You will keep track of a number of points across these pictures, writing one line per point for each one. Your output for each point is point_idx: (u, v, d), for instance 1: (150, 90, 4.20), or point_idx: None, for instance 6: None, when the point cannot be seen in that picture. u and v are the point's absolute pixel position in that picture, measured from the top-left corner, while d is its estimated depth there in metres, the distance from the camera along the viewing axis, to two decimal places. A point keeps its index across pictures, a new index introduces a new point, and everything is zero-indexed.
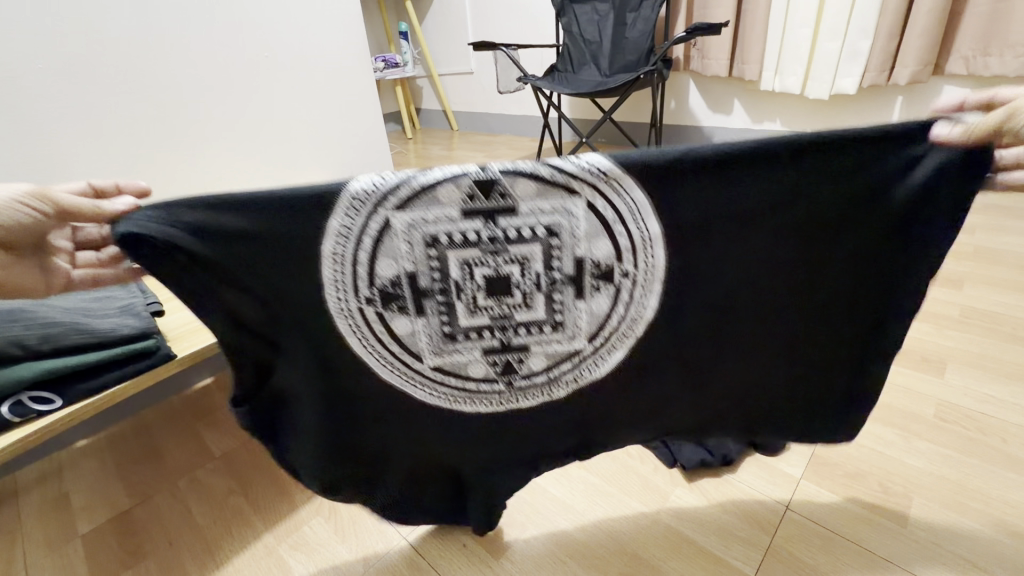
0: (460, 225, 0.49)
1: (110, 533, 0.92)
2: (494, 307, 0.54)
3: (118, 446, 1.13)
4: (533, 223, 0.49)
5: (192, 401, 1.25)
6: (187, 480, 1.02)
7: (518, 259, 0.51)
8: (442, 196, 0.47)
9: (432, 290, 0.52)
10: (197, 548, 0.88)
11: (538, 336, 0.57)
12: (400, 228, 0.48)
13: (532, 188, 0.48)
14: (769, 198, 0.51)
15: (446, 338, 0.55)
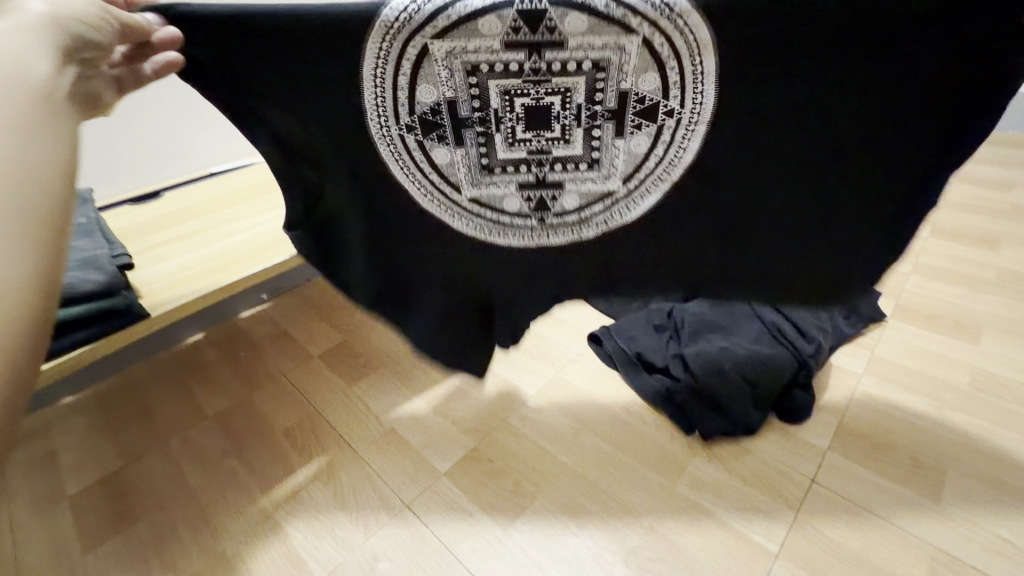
0: (502, 55, 0.52)
1: (100, 495, 0.88)
2: (532, 141, 0.58)
3: (106, 402, 1.07)
4: (579, 56, 0.52)
5: (182, 356, 1.18)
6: (179, 440, 0.97)
7: (560, 90, 0.54)
8: (485, 26, 0.50)
9: (471, 119, 0.56)
10: (191, 513, 0.84)
11: (573, 173, 0.60)
12: (440, 54, 0.52)
13: (582, 21, 0.50)
14: (803, 82, 0.54)
15: (483, 169, 0.59)
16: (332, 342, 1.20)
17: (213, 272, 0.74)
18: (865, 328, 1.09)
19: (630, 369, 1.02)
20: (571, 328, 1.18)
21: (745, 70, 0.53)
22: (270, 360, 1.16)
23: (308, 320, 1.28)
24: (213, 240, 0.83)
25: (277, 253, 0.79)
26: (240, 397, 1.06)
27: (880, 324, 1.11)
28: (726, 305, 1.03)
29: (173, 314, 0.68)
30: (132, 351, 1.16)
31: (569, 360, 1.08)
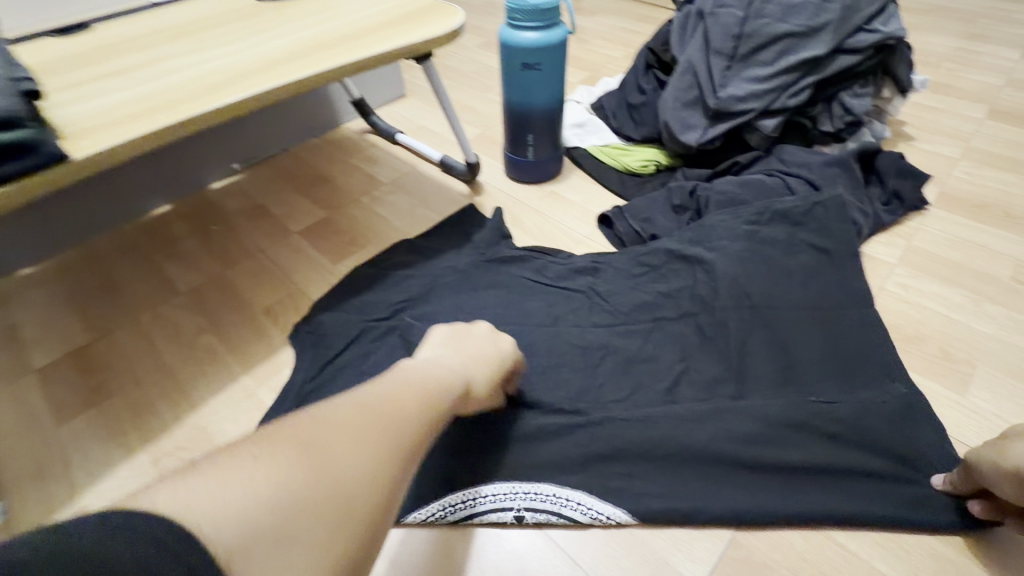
0: (499, 507, 0.63)
1: (69, 368, 0.82)
2: (514, 497, 0.63)
3: (69, 274, 0.99)
4: (553, 509, 0.62)
5: (149, 230, 1.08)
6: (150, 315, 0.90)
7: (541, 501, 0.63)
8: (487, 507, 0.63)
9: (466, 506, 0.63)
10: (167, 386, 0.79)
11: (549, 506, 0.63)
12: (447, 504, 0.63)
13: (550, 500, 0.63)
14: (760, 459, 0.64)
15: (467, 500, 0.63)
16: (313, 218, 1.09)
17: (153, 113, 0.60)
18: (907, 214, 0.98)
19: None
20: (578, 208, 1.06)
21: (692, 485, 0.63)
22: (245, 236, 1.05)
23: (285, 194, 1.15)
24: (151, 77, 0.67)
25: (230, 93, 0.64)
26: (215, 272, 0.97)
27: (922, 211, 1.00)
28: (758, 183, 0.91)
29: (103, 161, 0.55)
30: (92, 221, 1.05)
31: (574, 241, 0.98)
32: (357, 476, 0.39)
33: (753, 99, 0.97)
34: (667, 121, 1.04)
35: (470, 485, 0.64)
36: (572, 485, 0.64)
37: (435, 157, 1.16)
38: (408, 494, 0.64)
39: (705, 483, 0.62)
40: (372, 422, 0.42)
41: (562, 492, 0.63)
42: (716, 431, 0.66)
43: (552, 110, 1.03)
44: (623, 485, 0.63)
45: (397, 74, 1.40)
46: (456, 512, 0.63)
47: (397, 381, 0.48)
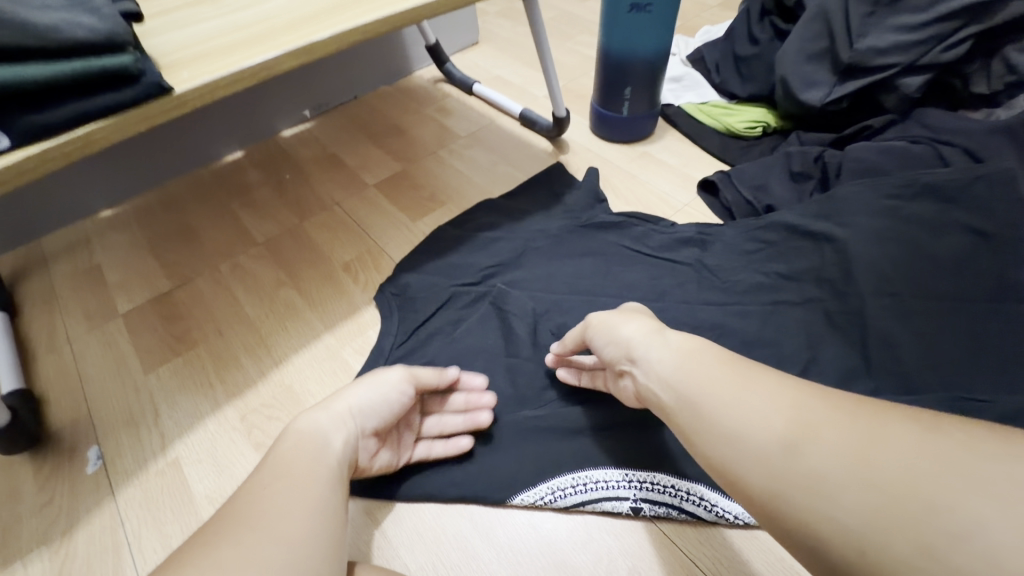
0: (613, 494, 0.58)
1: (152, 314, 0.81)
2: (628, 485, 0.58)
3: (147, 218, 0.97)
4: (673, 503, 0.57)
5: (223, 176, 1.05)
6: (229, 265, 0.87)
7: (660, 490, 0.58)
8: (600, 494, 0.58)
9: (576, 493, 0.59)
10: (250, 339, 0.77)
11: (668, 500, 0.57)
12: (558, 488, 0.59)
13: (668, 494, 0.58)
14: None
15: (577, 486, 0.59)
16: (388, 170, 1.03)
17: (252, 43, 0.55)
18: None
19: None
20: (676, 172, 0.97)
21: None
22: (318, 186, 1.01)
23: (357, 144, 1.10)
24: (244, 4, 0.61)
25: (332, 23, 0.58)
26: (291, 223, 0.94)
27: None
28: (899, 151, 0.80)
29: (206, 95, 0.50)
30: (166, 165, 1.03)
31: (674, 209, 0.90)
32: (286, 533, 0.39)
33: (896, 52, 0.84)
34: (786, 75, 0.92)
35: (579, 468, 0.60)
36: (693, 477, 0.58)
37: (517, 111, 1.07)
38: (514, 473, 0.60)
39: None
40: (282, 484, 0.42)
41: (681, 484, 0.58)
42: None
43: (656, 60, 0.93)
44: None
45: (472, 18, 1.30)
46: (566, 498, 0.59)
47: (285, 438, 0.48)
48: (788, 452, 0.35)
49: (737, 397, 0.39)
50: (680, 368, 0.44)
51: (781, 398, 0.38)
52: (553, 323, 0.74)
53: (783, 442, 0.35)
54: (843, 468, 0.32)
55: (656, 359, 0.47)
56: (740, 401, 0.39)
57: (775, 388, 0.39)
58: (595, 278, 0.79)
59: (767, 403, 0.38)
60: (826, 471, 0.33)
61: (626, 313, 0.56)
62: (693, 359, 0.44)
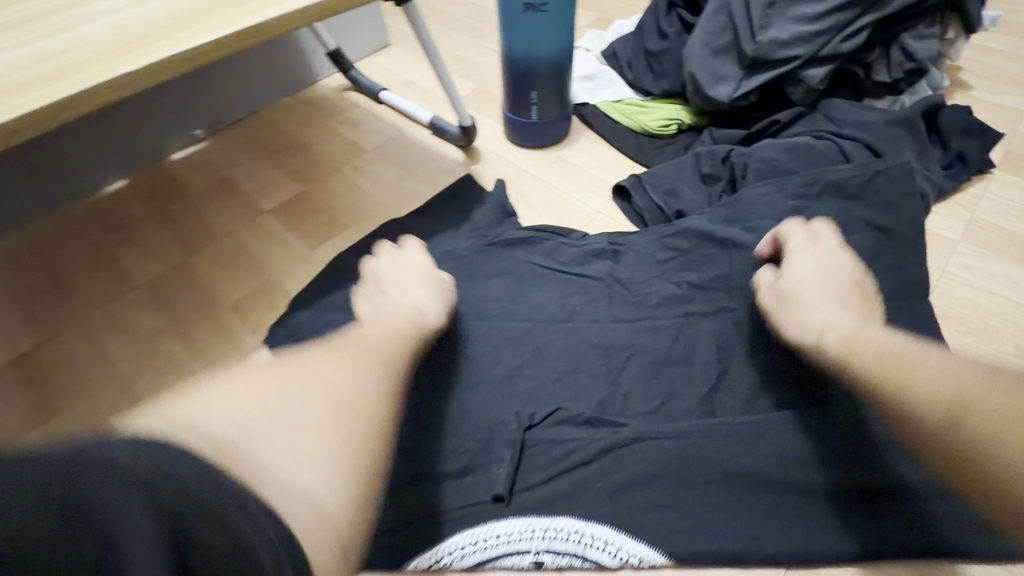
0: (516, 548, 0.54)
1: (12, 379, 0.72)
2: (531, 536, 0.54)
3: (13, 264, 0.87)
4: (577, 553, 0.54)
5: (104, 209, 0.95)
6: (104, 315, 0.78)
7: (565, 536, 0.54)
8: (503, 552, 0.54)
9: (477, 551, 0.54)
10: (125, 400, 0.69)
11: (573, 550, 0.54)
12: (457, 548, 0.54)
13: (573, 543, 0.54)
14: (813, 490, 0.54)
15: (478, 544, 0.54)
16: (288, 193, 0.95)
17: (51, 79, 0.48)
18: (971, 177, 0.84)
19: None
20: (590, 177, 0.92)
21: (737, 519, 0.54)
22: (210, 216, 0.92)
23: (254, 164, 1.01)
24: (54, 28, 0.52)
25: (152, 50, 0.50)
26: (177, 260, 0.86)
27: (988, 174, 0.86)
28: (804, 148, 0.78)
29: None
30: (35, 202, 0.92)
31: (587, 218, 0.86)
32: (350, 418, 0.47)
33: (796, 44, 0.82)
34: (694, 70, 0.89)
35: (478, 522, 0.55)
36: (598, 521, 0.54)
37: (425, 119, 1.01)
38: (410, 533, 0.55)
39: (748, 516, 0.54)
40: (354, 368, 0.51)
41: (585, 529, 0.54)
42: (768, 450, 0.57)
43: (559, 63, 0.88)
44: (655, 519, 0.55)
45: (378, 18, 1.22)
46: (465, 557, 0.54)
47: (384, 342, 0.58)
48: (979, 448, 0.44)
49: (915, 355, 0.50)
50: (863, 343, 0.53)
51: (949, 366, 0.49)
52: (459, 354, 0.69)
53: (945, 402, 0.46)
54: (999, 428, 0.43)
55: (839, 345, 0.54)
56: (919, 350, 0.51)
57: (937, 359, 0.50)
58: (504, 302, 0.74)
59: (991, 396, 0.45)
60: (997, 415, 0.44)
61: (817, 278, 0.61)
62: (868, 337, 0.53)
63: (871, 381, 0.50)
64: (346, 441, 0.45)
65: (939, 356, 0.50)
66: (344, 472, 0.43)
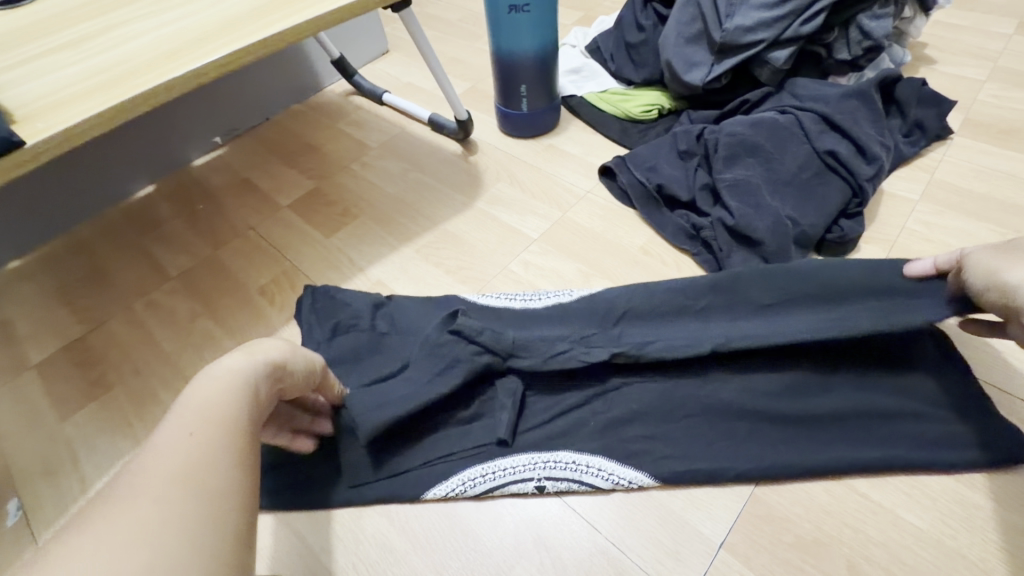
0: (520, 477, 0.61)
1: (67, 362, 0.81)
2: (533, 464, 0.62)
3: (60, 265, 0.96)
4: (574, 479, 0.61)
5: (136, 212, 1.04)
6: (144, 303, 0.88)
7: (563, 463, 0.61)
8: (510, 481, 0.61)
9: (486, 479, 0.61)
10: (167, 374, 0.78)
11: (571, 476, 0.61)
12: (469, 479, 0.61)
13: (571, 472, 0.61)
14: (781, 414, 0.61)
15: (487, 473, 0.61)
16: (304, 190, 1.04)
17: (108, 87, 0.56)
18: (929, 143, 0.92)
19: (651, 206, 0.88)
20: (579, 161, 1.00)
21: (716, 444, 0.60)
22: (233, 213, 1.01)
23: (270, 166, 1.10)
24: (106, 44, 0.61)
25: (190, 58, 0.59)
26: (206, 253, 0.95)
27: (948, 140, 0.93)
28: (769, 123, 0.86)
29: (63, 143, 0.53)
30: (74, 209, 1.02)
31: (576, 198, 0.94)
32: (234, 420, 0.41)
33: (762, 29, 0.90)
34: (670, 59, 0.97)
35: (487, 457, 0.62)
36: (592, 451, 0.61)
37: (426, 116, 1.09)
38: (429, 470, 0.62)
39: (727, 443, 0.60)
40: (196, 451, 0.37)
41: (581, 458, 0.61)
42: (739, 386, 0.63)
43: (545, 57, 0.96)
44: (643, 449, 0.61)
45: (377, 28, 1.30)
46: (476, 487, 0.61)
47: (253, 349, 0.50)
48: None
49: None
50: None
51: None
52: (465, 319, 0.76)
53: None
54: None
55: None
56: None
57: None
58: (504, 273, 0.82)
59: None
60: None
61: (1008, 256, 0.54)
62: None
63: None
64: (234, 433, 0.40)
65: None
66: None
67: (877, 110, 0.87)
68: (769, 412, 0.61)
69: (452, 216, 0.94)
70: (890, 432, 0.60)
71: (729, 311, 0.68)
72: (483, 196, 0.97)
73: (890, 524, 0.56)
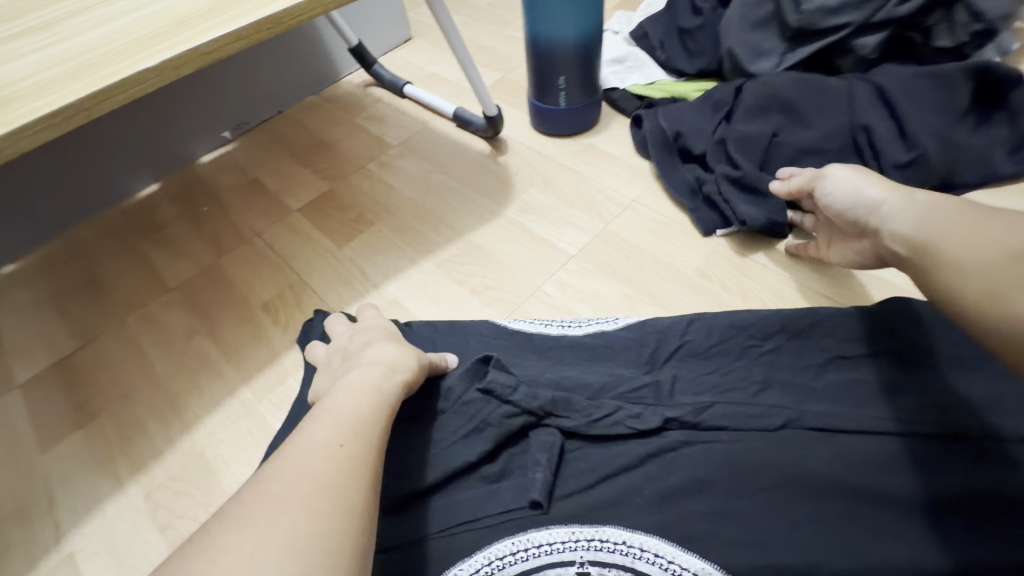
0: (560, 559, 0.50)
1: (53, 382, 0.74)
2: (577, 543, 0.51)
3: (54, 270, 0.89)
4: (626, 566, 0.49)
5: (137, 212, 0.97)
6: (138, 317, 0.80)
7: (614, 544, 0.50)
8: (549, 564, 0.50)
9: (518, 559, 0.50)
10: (157, 402, 0.70)
11: (624, 563, 0.49)
12: (497, 557, 0.50)
13: (621, 557, 0.50)
14: (887, 496, 0.49)
15: (519, 552, 0.50)
16: (316, 192, 0.95)
17: (70, 79, 0.47)
18: None
19: (666, 156, 0.82)
20: (623, 164, 0.88)
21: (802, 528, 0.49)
22: (239, 216, 0.93)
23: (282, 164, 1.01)
24: (77, 28, 0.52)
25: (169, 45, 0.49)
26: (207, 261, 0.86)
27: None
28: (813, 81, 0.77)
29: (11, 148, 0.44)
30: (72, 209, 0.94)
31: (619, 207, 0.82)
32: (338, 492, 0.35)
33: (847, 11, 0.77)
34: (733, 47, 0.83)
35: (520, 531, 0.51)
36: (647, 530, 0.50)
37: (450, 111, 0.98)
38: (448, 541, 0.51)
39: (817, 531, 0.48)
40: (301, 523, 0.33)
41: (634, 539, 0.50)
42: (829, 454, 0.51)
43: (586, 44, 0.84)
44: (710, 530, 0.50)
45: (399, 13, 1.20)
46: (505, 568, 0.50)
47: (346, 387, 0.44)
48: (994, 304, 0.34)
49: (934, 233, 0.42)
50: (908, 227, 0.44)
51: (982, 217, 0.39)
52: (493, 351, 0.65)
53: (980, 281, 0.36)
54: (984, 285, 0.36)
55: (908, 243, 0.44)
56: (965, 213, 0.41)
57: (968, 212, 0.41)
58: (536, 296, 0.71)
59: (985, 248, 0.37)
60: (981, 262, 0.37)
61: (858, 180, 0.53)
62: (938, 213, 0.43)
63: (915, 268, 0.42)
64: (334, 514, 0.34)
65: (974, 216, 0.40)
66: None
67: (953, 105, 0.73)
68: (869, 492, 0.49)
69: (477, 226, 0.84)
70: None
71: (805, 362, 0.59)
72: (513, 203, 0.86)
73: None
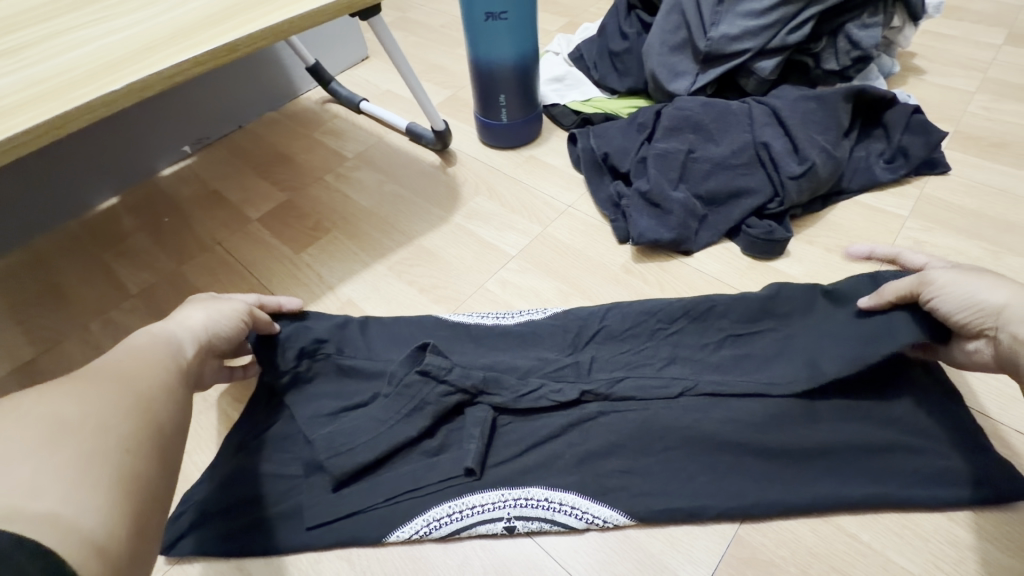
0: (489, 517, 0.57)
1: (15, 387, 0.76)
2: (503, 502, 0.58)
3: (14, 280, 0.91)
4: (546, 518, 0.57)
5: (98, 224, 1.00)
6: (100, 323, 0.83)
7: (535, 501, 0.58)
8: (479, 522, 0.57)
9: (452, 519, 0.57)
10: None
11: (544, 516, 0.57)
12: (433, 518, 0.57)
13: (541, 512, 0.57)
14: (763, 449, 0.58)
15: (454, 514, 0.57)
16: (274, 202, 1.00)
17: (41, 100, 0.52)
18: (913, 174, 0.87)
19: (594, 173, 0.91)
20: (560, 174, 0.97)
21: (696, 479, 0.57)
22: (199, 226, 0.97)
23: (242, 177, 1.06)
24: (46, 53, 0.57)
25: (133, 70, 0.55)
26: (167, 269, 0.90)
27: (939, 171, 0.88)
28: (720, 106, 0.86)
29: None
30: (32, 221, 0.97)
31: (556, 212, 0.90)
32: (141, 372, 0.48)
33: (747, 38, 0.87)
34: (654, 68, 0.93)
35: (456, 495, 0.58)
36: (568, 488, 0.58)
37: (403, 126, 1.06)
38: (393, 508, 0.58)
39: (708, 481, 0.57)
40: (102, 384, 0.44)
41: (555, 496, 0.57)
42: (722, 417, 0.60)
43: (523, 65, 0.93)
44: (621, 486, 0.58)
45: (356, 33, 1.27)
46: (442, 527, 0.57)
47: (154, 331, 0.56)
48: None
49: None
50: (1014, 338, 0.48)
51: None
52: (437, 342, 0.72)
53: None
54: None
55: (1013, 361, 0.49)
56: None
57: None
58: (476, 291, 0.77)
59: None
60: None
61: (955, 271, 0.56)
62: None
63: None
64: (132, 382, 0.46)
65: None
66: (120, 512, 0.38)
67: (836, 123, 0.83)
68: (752, 447, 0.58)
69: (427, 232, 0.91)
70: (880, 468, 0.56)
71: (706, 339, 0.67)
72: (461, 210, 0.93)
73: (881, 568, 0.53)
